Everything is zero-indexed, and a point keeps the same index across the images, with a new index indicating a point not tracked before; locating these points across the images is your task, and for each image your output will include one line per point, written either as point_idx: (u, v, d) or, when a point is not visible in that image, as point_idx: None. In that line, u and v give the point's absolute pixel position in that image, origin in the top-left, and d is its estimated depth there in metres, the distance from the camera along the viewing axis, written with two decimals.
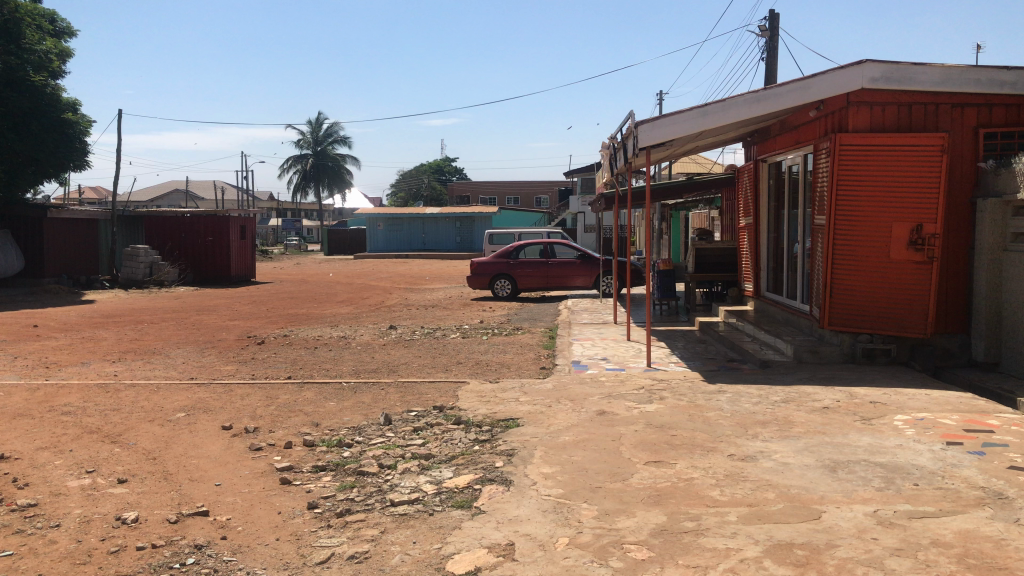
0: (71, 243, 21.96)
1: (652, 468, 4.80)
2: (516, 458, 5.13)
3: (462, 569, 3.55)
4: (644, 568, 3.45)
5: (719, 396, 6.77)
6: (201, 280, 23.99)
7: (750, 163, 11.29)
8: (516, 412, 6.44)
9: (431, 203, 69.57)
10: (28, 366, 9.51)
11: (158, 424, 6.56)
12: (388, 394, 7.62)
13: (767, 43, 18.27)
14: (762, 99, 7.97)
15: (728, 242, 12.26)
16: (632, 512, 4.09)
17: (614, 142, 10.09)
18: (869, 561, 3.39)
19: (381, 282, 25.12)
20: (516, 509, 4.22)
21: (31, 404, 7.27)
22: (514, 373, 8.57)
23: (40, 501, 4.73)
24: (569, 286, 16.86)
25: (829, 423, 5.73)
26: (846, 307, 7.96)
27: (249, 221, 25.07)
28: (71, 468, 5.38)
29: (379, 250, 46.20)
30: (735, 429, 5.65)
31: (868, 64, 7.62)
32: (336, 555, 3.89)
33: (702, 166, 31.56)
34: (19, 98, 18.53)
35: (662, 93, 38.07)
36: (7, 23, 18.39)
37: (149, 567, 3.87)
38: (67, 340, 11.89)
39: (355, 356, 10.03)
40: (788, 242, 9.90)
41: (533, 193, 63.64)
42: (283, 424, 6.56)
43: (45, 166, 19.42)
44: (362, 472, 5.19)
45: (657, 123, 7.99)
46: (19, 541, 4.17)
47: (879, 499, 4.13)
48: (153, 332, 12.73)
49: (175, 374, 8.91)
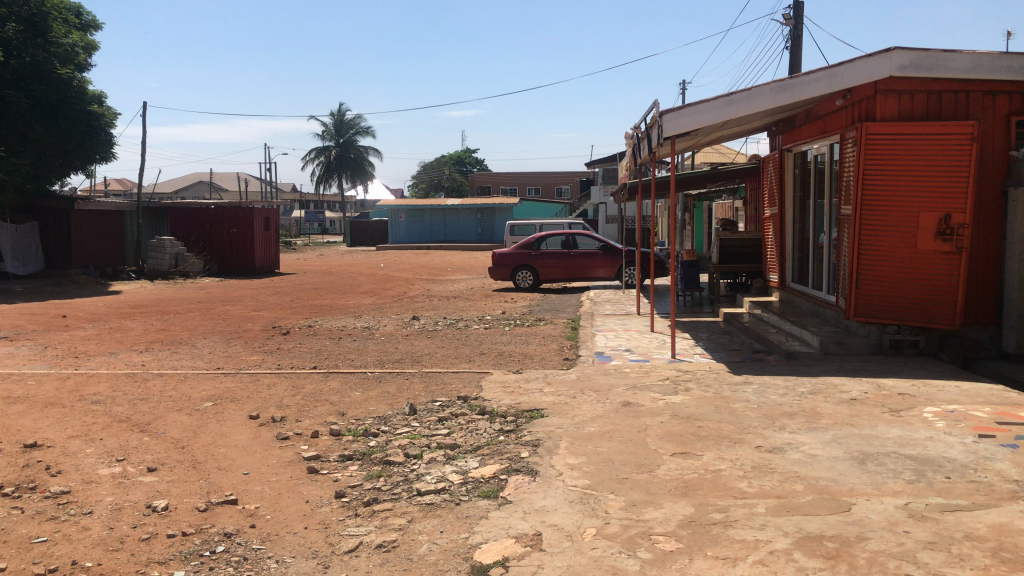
0: (98, 235, 22.13)
1: (679, 460, 4.78)
2: (542, 449, 5.13)
3: (490, 559, 3.55)
4: (673, 559, 3.43)
5: (745, 387, 6.73)
6: (226, 272, 24.13)
7: (776, 153, 11.11)
8: (541, 403, 6.43)
9: (453, 194, 70.95)
10: (57, 355, 9.63)
11: (186, 413, 6.62)
12: (413, 384, 7.66)
13: (791, 31, 18.06)
14: (787, 88, 7.85)
15: (753, 234, 12.17)
16: (659, 503, 4.07)
17: (637, 131, 10.02)
18: (901, 555, 3.36)
19: (404, 273, 25.11)
20: (543, 500, 4.22)
21: (62, 394, 7.37)
22: (537, 364, 8.57)
23: (73, 489, 4.80)
24: (591, 277, 16.89)
25: (858, 416, 5.67)
26: (872, 297, 7.90)
27: (272, 212, 25.18)
28: (102, 457, 5.44)
29: (401, 241, 46.48)
30: (762, 420, 5.63)
31: (897, 52, 7.53)
32: (364, 544, 3.91)
33: (723, 156, 31.45)
34: (48, 91, 18.75)
35: (686, 85, 38.04)
36: (34, 17, 18.69)
37: (180, 554, 3.91)
38: (95, 330, 12.01)
39: (378, 347, 10.07)
40: (814, 233, 9.81)
41: (554, 183, 63.45)
42: (310, 414, 6.59)
43: (71, 158, 19.64)
44: (389, 462, 5.20)
45: (681, 112, 7.95)
46: (53, 528, 4.22)
47: (910, 492, 4.09)
48: (179, 323, 12.84)
49: (202, 364, 8.97)
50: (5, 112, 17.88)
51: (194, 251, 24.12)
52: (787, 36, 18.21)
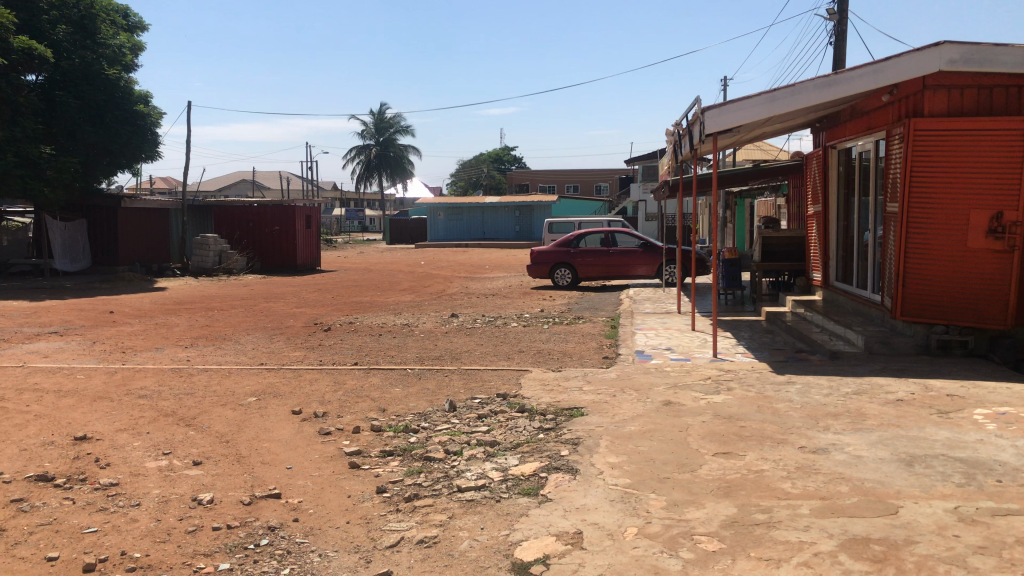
0: (144, 232, 22.54)
1: (721, 459, 4.74)
2: (582, 447, 5.12)
3: (531, 556, 3.55)
4: (716, 560, 3.40)
5: (788, 387, 6.65)
6: (268, 269, 24.44)
7: (820, 150, 10.95)
8: (580, 402, 6.41)
9: (492, 192, 71.03)
10: (105, 350, 9.83)
11: (230, 408, 6.72)
12: (453, 381, 7.69)
13: (835, 26, 17.78)
14: (832, 83, 7.71)
15: (796, 232, 12.00)
16: (701, 503, 4.04)
17: (678, 128, 9.92)
18: (951, 559, 3.29)
19: (443, 271, 25.21)
20: (583, 498, 4.21)
21: (110, 388, 7.52)
22: (577, 362, 8.55)
23: (121, 481, 4.89)
24: (630, 275, 16.78)
25: (905, 417, 5.57)
26: (919, 297, 7.74)
27: (314, 210, 25.45)
28: (149, 450, 5.54)
29: (439, 239, 46.66)
30: (806, 420, 5.55)
31: (947, 46, 7.37)
32: (405, 539, 3.94)
33: (766, 154, 31.11)
34: (97, 91, 19.13)
35: (728, 82, 37.67)
36: (83, 19, 19.12)
37: (224, 547, 3.96)
38: (141, 326, 12.23)
39: (418, 343, 10.12)
40: (859, 231, 9.65)
41: (593, 181, 63.27)
42: (351, 410, 6.65)
43: (119, 157, 20.02)
44: (429, 458, 5.23)
45: (724, 108, 7.84)
46: (103, 519, 4.31)
47: (959, 495, 4.01)
48: (222, 319, 13.04)
49: (246, 360, 9.09)
50: (56, 112, 18.50)
51: (237, 248, 24.46)
52: (831, 31, 17.93)
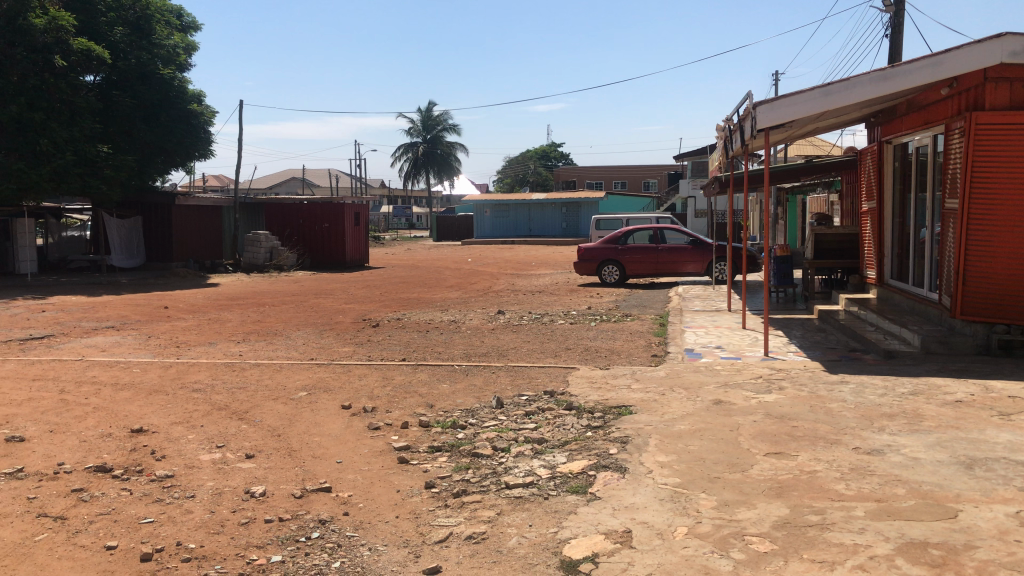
0: (197, 228, 22.99)
1: (773, 459, 4.67)
2: (631, 445, 5.08)
3: (580, 554, 3.53)
4: (768, 561, 3.35)
5: (841, 387, 6.53)
6: (318, 265, 24.73)
7: (875, 145, 10.72)
8: (629, 400, 6.37)
9: (539, 188, 71.00)
10: (160, 345, 10.05)
11: (282, 402, 6.82)
12: (500, 378, 7.70)
13: (892, 18, 17.38)
14: (888, 77, 7.54)
15: (850, 229, 11.76)
16: (752, 503, 3.98)
17: (729, 123, 9.79)
18: (1012, 565, 3.20)
19: (490, 268, 25.26)
20: (632, 497, 4.17)
21: (165, 381, 7.70)
22: (625, 360, 8.50)
23: (176, 473, 4.99)
24: (679, 272, 16.64)
25: (964, 418, 5.43)
26: (979, 296, 7.54)
27: (363, 207, 25.70)
28: (203, 443, 5.64)
29: (486, 236, 46.69)
30: (860, 421, 5.44)
31: (1009, 37, 7.16)
32: (454, 534, 3.95)
33: (818, 149, 30.60)
34: (152, 91, 19.51)
35: (778, 77, 37.14)
36: (139, 20, 19.60)
37: (276, 539, 4.02)
38: (195, 320, 12.48)
39: (465, 340, 10.16)
40: (915, 228, 9.44)
41: (641, 177, 62.79)
42: (399, 405, 6.70)
43: (173, 155, 20.41)
44: (477, 454, 5.24)
45: (775, 104, 7.72)
46: (159, 510, 4.41)
47: (1021, 500, 3.89)
48: (273, 314, 13.24)
49: (296, 355, 9.22)
50: (113, 112, 19.00)
51: (288, 245, 24.82)
52: (887, 23, 17.53)
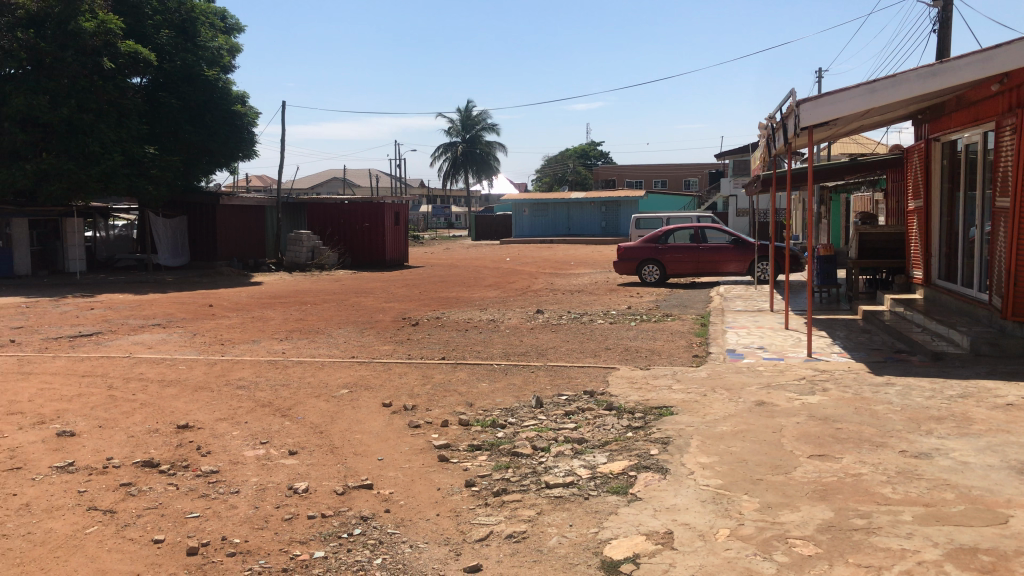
0: (241, 228, 23.35)
1: (817, 462, 4.60)
2: (672, 446, 5.05)
3: (621, 555, 3.52)
4: (812, 564, 3.30)
5: (887, 388, 6.41)
6: (358, 264, 24.94)
7: (921, 142, 10.53)
8: (670, 400, 6.33)
9: (578, 187, 70.78)
10: (205, 342, 10.20)
11: (323, 400, 6.89)
12: (539, 377, 7.69)
13: (940, 13, 17.03)
14: (936, 74, 7.38)
15: (896, 228, 11.56)
16: (796, 506, 3.93)
17: (772, 122, 9.66)
18: None
19: (529, 267, 25.24)
20: (673, 498, 4.15)
21: (210, 378, 7.82)
22: (666, 360, 8.44)
23: (221, 468, 5.07)
24: (721, 272, 16.52)
25: (1015, 422, 5.30)
26: None
27: (403, 206, 25.88)
28: (247, 439, 5.73)
29: (524, 235, 46.64)
30: (907, 424, 5.33)
31: None
32: (494, 533, 3.96)
33: (862, 146, 30.10)
34: (197, 92, 19.86)
35: (822, 74, 36.65)
36: (184, 23, 20.01)
37: (319, 535, 4.06)
38: (238, 319, 12.64)
39: (504, 339, 10.17)
40: (964, 227, 9.25)
41: (681, 176, 62.30)
42: (439, 403, 6.73)
43: (217, 155, 20.74)
44: (517, 453, 5.24)
45: (819, 101, 7.60)
46: (205, 505, 4.48)
47: None
48: (314, 313, 13.36)
49: (337, 353, 9.31)
50: (159, 113, 19.38)
51: (329, 244, 25.08)
52: (935, 18, 17.19)
